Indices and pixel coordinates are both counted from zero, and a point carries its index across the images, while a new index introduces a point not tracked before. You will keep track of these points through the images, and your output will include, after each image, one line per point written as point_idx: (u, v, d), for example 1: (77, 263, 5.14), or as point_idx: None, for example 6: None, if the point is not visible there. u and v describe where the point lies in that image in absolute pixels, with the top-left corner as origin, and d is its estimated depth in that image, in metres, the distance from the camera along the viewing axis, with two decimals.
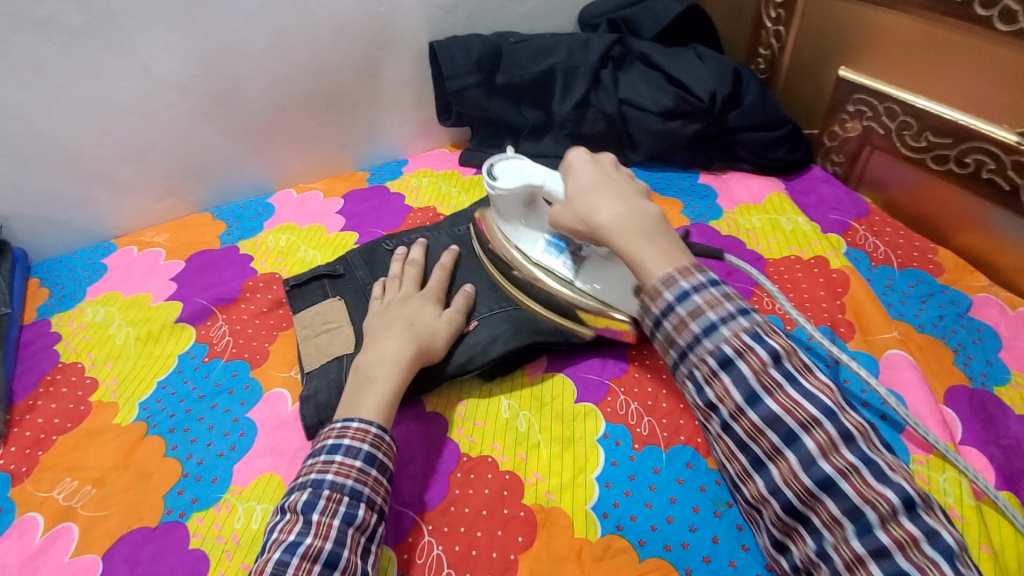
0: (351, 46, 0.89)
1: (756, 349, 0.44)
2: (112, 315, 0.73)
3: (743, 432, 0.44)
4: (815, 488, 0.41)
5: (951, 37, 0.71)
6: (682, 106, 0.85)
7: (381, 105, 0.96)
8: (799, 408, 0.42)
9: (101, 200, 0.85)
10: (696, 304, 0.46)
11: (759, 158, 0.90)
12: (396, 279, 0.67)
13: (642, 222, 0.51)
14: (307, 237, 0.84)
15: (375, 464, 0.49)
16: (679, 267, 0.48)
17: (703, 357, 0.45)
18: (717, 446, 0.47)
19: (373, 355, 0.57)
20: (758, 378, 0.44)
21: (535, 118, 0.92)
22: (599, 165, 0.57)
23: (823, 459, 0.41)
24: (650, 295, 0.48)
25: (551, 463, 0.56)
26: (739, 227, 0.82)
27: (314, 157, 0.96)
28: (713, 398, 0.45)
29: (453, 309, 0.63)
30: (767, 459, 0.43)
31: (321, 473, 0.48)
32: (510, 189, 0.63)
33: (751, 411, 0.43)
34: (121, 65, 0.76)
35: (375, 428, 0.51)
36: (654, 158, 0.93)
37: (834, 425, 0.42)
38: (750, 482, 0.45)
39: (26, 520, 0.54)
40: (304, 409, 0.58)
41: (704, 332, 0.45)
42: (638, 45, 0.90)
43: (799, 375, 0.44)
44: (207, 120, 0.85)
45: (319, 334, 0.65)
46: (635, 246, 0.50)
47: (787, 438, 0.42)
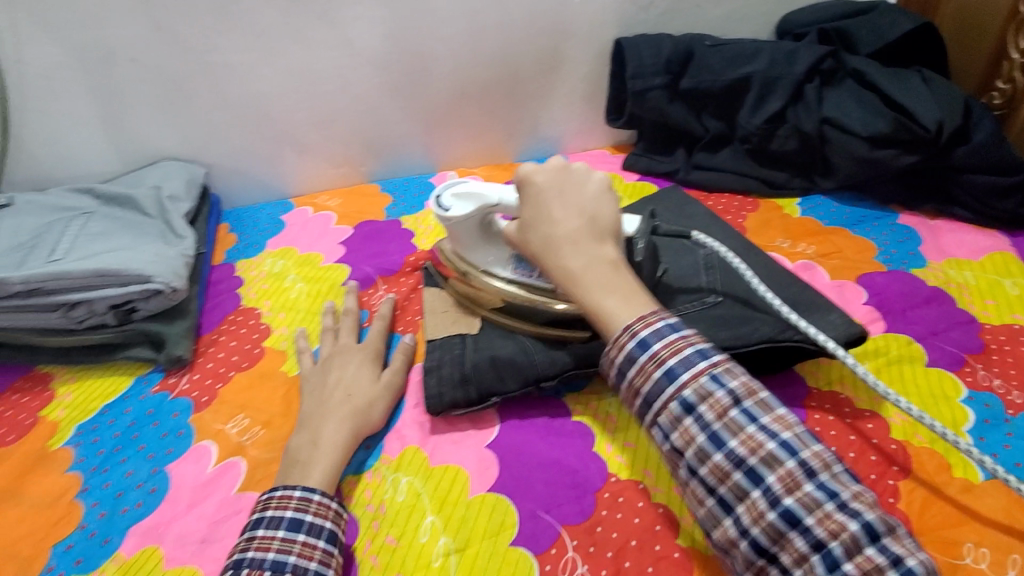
0: (536, 36, 0.88)
1: (716, 393, 0.41)
2: (288, 268, 0.78)
3: (710, 476, 0.40)
4: (780, 524, 0.38)
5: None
6: (900, 134, 0.75)
7: (553, 98, 0.95)
8: (759, 445, 0.39)
9: (288, 160, 0.91)
10: (656, 352, 0.42)
11: (981, 205, 0.77)
12: (331, 333, 0.66)
13: (593, 268, 0.49)
14: None
15: (300, 528, 0.47)
16: (637, 317, 0.45)
17: (666, 404, 0.42)
18: (685, 491, 0.43)
19: (304, 436, 0.54)
20: (718, 422, 0.40)
21: (716, 129, 0.86)
22: (556, 182, 0.54)
23: (787, 496, 0.38)
24: (613, 343, 0.44)
25: None
26: (950, 281, 0.71)
27: (479, 143, 0.97)
28: (679, 444, 0.41)
29: (392, 370, 0.62)
30: (734, 500, 0.39)
31: (242, 552, 0.46)
32: (466, 215, 0.59)
33: (715, 453, 0.40)
34: (329, 37, 0.81)
35: (300, 491, 0.49)
36: (846, 188, 0.83)
37: (793, 460, 0.39)
38: (721, 527, 0.40)
39: (202, 447, 0.59)
40: (428, 379, 0.59)
41: (669, 379, 0.42)
42: (853, 61, 0.80)
43: (760, 415, 0.40)
44: (391, 96, 0.88)
45: (447, 310, 0.66)
46: (582, 292, 0.48)
47: (750, 476, 0.39)
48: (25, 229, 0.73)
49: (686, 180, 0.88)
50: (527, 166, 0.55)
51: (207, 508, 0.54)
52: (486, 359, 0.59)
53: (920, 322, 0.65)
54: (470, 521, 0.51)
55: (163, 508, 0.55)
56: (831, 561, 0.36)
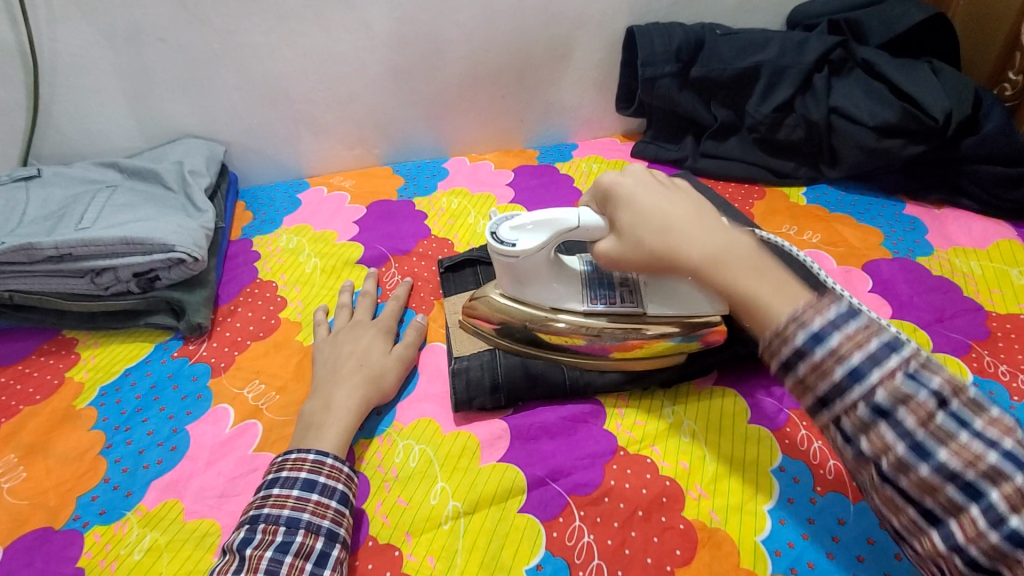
0: (550, 23, 0.89)
1: (915, 394, 0.37)
2: (303, 245, 0.80)
3: (910, 485, 0.37)
4: (1005, 546, 0.33)
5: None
6: (908, 124, 0.76)
7: (565, 85, 0.96)
8: (971, 453, 0.35)
9: (304, 141, 0.93)
10: (833, 346, 0.38)
11: (988, 196, 0.78)
12: (344, 312, 0.68)
13: (734, 249, 0.45)
14: (477, 204, 0.86)
15: (314, 489, 0.49)
16: (804, 302, 0.41)
17: (850, 409, 0.38)
18: (877, 499, 0.40)
19: (317, 402, 0.56)
20: (921, 428, 0.37)
21: (724, 117, 0.87)
22: (646, 186, 0.51)
23: (1014, 515, 0.34)
24: (777, 336, 0.41)
25: (717, 482, 0.52)
26: (955, 269, 0.71)
27: (490, 128, 0.98)
28: (868, 449, 0.38)
29: (405, 344, 0.64)
30: (943, 514, 0.36)
31: (258, 508, 0.48)
32: (540, 243, 0.55)
33: (919, 464, 0.36)
34: (348, 20, 0.83)
35: (313, 454, 0.51)
36: (853, 177, 0.84)
37: (1021, 473, 0.34)
38: (923, 537, 0.38)
39: (220, 409, 0.61)
40: (456, 383, 0.60)
41: (853, 379, 0.38)
42: (863, 51, 0.81)
43: (972, 418, 0.36)
44: (407, 80, 0.90)
45: None
46: (736, 277, 0.44)
47: (966, 490, 0.35)
48: (53, 200, 0.75)
49: (693, 167, 0.89)
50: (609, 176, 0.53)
51: (225, 466, 0.56)
52: (517, 366, 0.60)
53: (925, 309, 0.66)
54: (479, 486, 0.53)
55: (183, 465, 0.57)
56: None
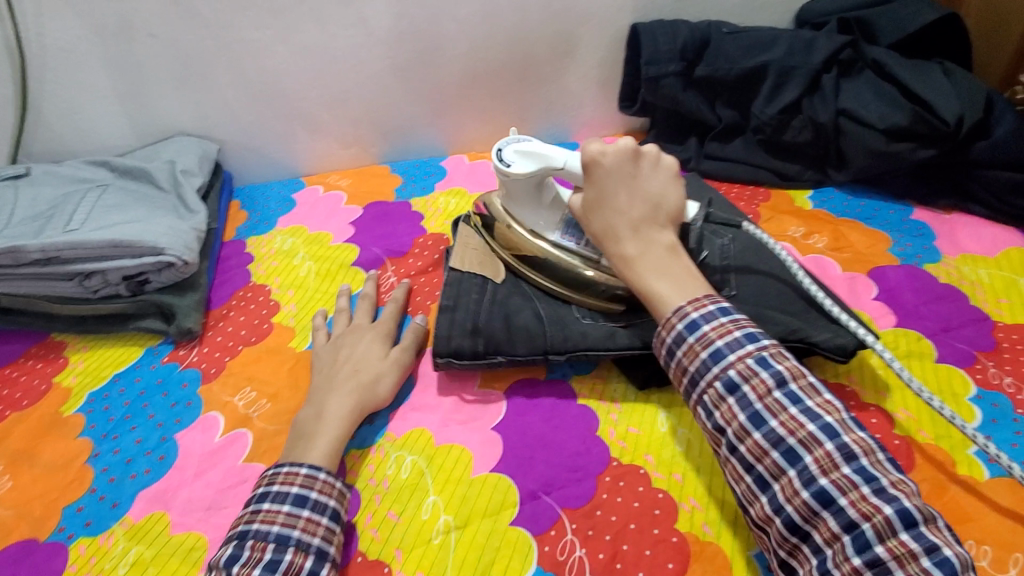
0: (551, 19, 0.87)
1: (760, 373, 0.44)
2: (297, 246, 0.79)
3: (749, 453, 0.44)
4: (813, 504, 0.40)
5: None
6: (918, 127, 0.74)
7: (566, 84, 0.94)
8: (798, 425, 0.42)
9: (299, 139, 0.91)
10: (705, 333, 0.47)
11: (1000, 202, 0.76)
12: (344, 315, 0.66)
13: (651, 255, 0.52)
14: (475, 205, 0.84)
15: (306, 504, 0.47)
16: (691, 300, 0.48)
17: (711, 382, 0.46)
18: (725, 468, 0.46)
19: (312, 408, 0.55)
20: (761, 402, 0.43)
21: (729, 118, 0.85)
22: (619, 163, 0.55)
23: (821, 476, 0.41)
24: (664, 325, 0.49)
25: (711, 493, 0.51)
26: (963, 278, 0.70)
27: (490, 128, 0.96)
28: (721, 422, 0.45)
29: (401, 348, 0.62)
30: (770, 479, 0.42)
31: (247, 524, 0.46)
32: (527, 172, 0.60)
33: (754, 431, 0.43)
34: (345, 15, 0.81)
35: (306, 468, 0.49)
36: (860, 181, 0.82)
37: (833, 442, 0.41)
38: (756, 503, 0.43)
39: (210, 417, 0.60)
40: (439, 347, 0.59)
41: (713, 359, 0.46)
42: (873, 52, 0.79)
43: (806, 398, 0.43)
44: (405, 77, 0.88)
45: (466, 286, 0.65)
46: (642, 277, 0.52)
47: (788, 455, 0.42)
48: (43, 199, 0.74)
49: (697, 169, 0.87)
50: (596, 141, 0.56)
51: (214, 476, 0.55)
52: (498, 334, 0.59)
53: (932, 318, 0.65)
54: (471, 499, 0.52)
55: (171, 475, 0.56)
56: (862, 543, 0.39)
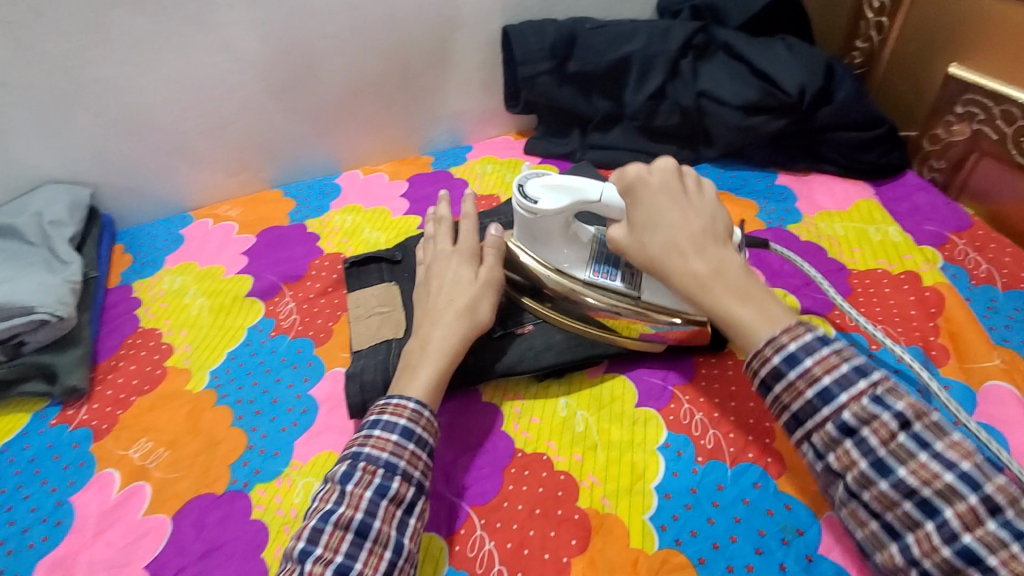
0: (422, 28, 0.88)
1: (880, 416, 0.39)
2: (188, 284, 0.76)
3: (873, 502, 0.39)
4: (956, 560, 0.36)
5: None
6: (767, 101, 0.81)
7: (451, 89, 0.95)
8: (932, 474, 0.37)
9: (180, 173, 0.88)
10: (806, 368, 0.41)
11: (848, 160, 0.83)
12: (432, 240, 0.66)
13: (727, 273, 0.46)
14: (372, 219, 0.84)
15: (411, 439, 0.50)
16: (785, 329, 0.43)
17: (819, 425, 0.40)
18: (841, 514, 0.42)
19: (418, 338, 0.57)
20: (885, 447, 0.39)
21: (605, 108, 0.89)
22: (665, 182, 0.51)
23: (966, 533, 0.36)
24: (755, 359, 0.43)
25: (608, 468, 0.54)
26: (821, 233, 0.76)
27: (381, 139, 0.96)
28: (835, 465, 0.40)
29: (489, 266, 0.60)
30: (901, 529, 0.38)
31: (360, 446, 0.49)
32: (555, 210, 0.56)
33: (880, 481, 0.39)
34: (206, 42, 0.79)
35: (414, 403, 0.51)
36: (730, 154, 0.88)
37: (976, 495, 0.36)
38: (882, 551, 0.40)
39: (105, 475, 0.58)
40: (350, 387, 0.58)
41: (822, 400, 0.40)
42: (722, 35, 0.85)
43: (935, 440, 0.38)
44: (284, 98, 0.87)
45: (369, 316, 0.66)
46: (720, 300, 0.45)
47: (923, 508, 0.37)
48: None
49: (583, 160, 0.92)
50: (636, 164, 0.52)
51: (113, 535, 0.53)
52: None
53: (796, 275, 0.71)
54: None
55: (67, 541, 0.54)
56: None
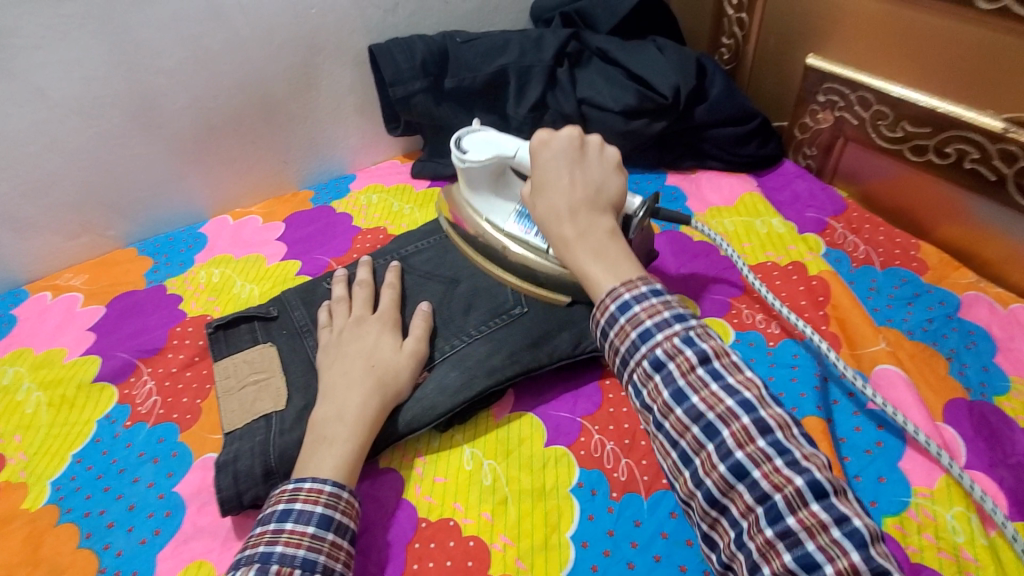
0: (279, 54, 0.80)
1: (684, 350, 0.40)
2: (21, 376, 0.65)
3: (670, 431, 0.39)
4: (730, 478, 0.37)
5: (936, 19, 0.65)
6: (645, 105, 0.80)
7: (322, 117, 0.88)
8: (719, 400, 0.38)
9: (6, 243, 0.75)
10: (633, 312, 0.41)
11: (729, 155, 0.84)
12: (344, 302, 0.61)
13: (588, 239, 0.47)
14: (243, 269, 0.75)
15: (332, 527, 0.44)
16: (622, 280, 0.43)
17: (638, 361, 0.41)
18: (646, 448, 0.42)
19: (330, 408, 0.50)
20: (685, 379, 0.39)
21: (489, 122, 0.86)
22: (562, 151, 0.52)
23: (738, 449, 0.37)
24: (599, 308, 0.43)
25: (521, 523, 0.50)
26: (713, 232, 0.76)
27: (251, 178, 0.87)
28: (647, 401, 0.41)
29: (414, 337, 0.58)
30: (692, 454, 0.39)
31: (270, 545, 0.42)
32: (481, 161, 0.61)
33: (676, 407, 0.39)
34: (12, 91, 0.67)
35: (330, 485, 0.45)
36: (620, 159, 0.87)
37: (750, 417, 0.37)
38: (678, 480, 0.40)
39: None
40: (220, 478, 0.50)
41: (642, 338, 0.41)
42: (595, 40, 0.84)
43: (728, 374, 0.39)
44: (122, 145, 0.76)
45: (244, 388, 0.58)
46: (576, 258, 0.47)
47: (707, 431, 0.38)
48: None
49: None
50: (544, 130, 0.54)
51: None
52: (293, 441, 0.52)
53: (693, 277, 0.70)
54: None
55: None
56: (774, 514, 0.35)
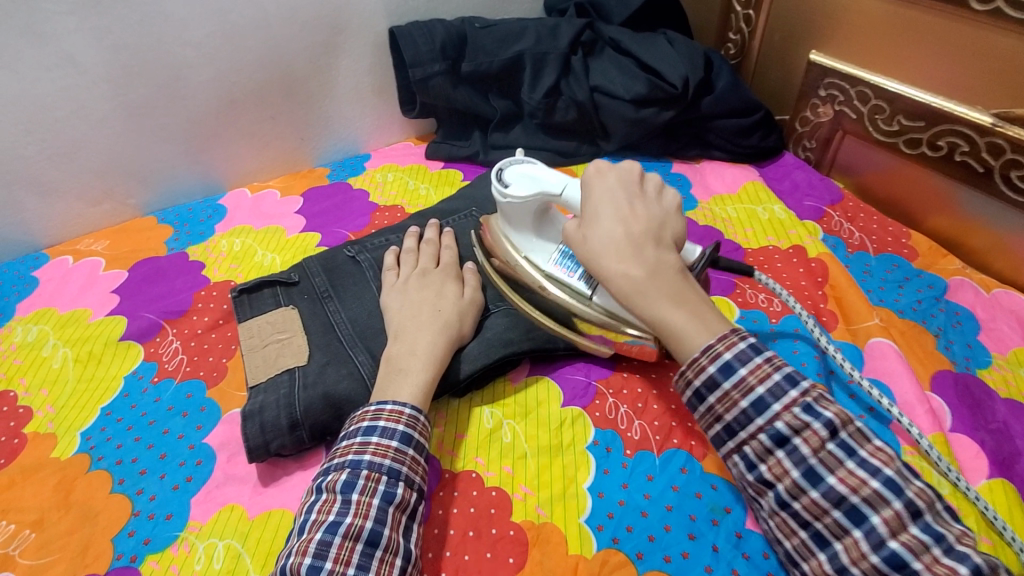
0: (301, 33, 0.82)
1: (812, 425, 0.41)
2: (46, 333, 0.66)
3: (803, 511, 0.41)
4: (884, 567, 0.38)
5: (932, 18, 0.69)
6: (655, 94, 0.84)
7: (340, 96, 0.90)
8: (860, 481, 0.40)
9: (27, 207, 0.77)
10: (741, 377, 0.42)
11: (733, 145, 0.88)
12: (412, 254, 0.65)
13: (663, 278, 0.46)
14: (264, 239, 0.77)
15: (412, 444, 0.47)
16: (719, 337, 0.44)
17: (754, 435, 0.42)
18: (773, 524, 0.44)
19: (402, 345, 0.54)
20: (815, 456, 0.40)
21: (503, 108, 0.89)
22: (621, 191, 0.50)
23: (892, 538, 0.38)
24: (689, 366, 0.44)
25: (539, 476, 0.53)
26: (716, 217, 0.80)
27: (268, 153, 0.89)
28: (767, 475, 0.42)
29: (472, 287, 0.62)
30: (830, 537, 0.40)
31: (359, 454, 0.46)
32: (523, 197, 0.56)
33: (812, 490, 0.41)
34: (41, 56, 0.68)
35: (410, 408, 0.49)
36: (628, 147, 0.91)
37: (899, 500, 0.39)
38: (812, 561, 0.41)
39: None
40: (248, 427, 0.52)
41: (755, 409, 0.42)
42: (608, 31, 0.87)
43: (860, 447, 0.40)
44: (147, 116, 0.78)
45: (267, 345, 0.60)
46: (653, 305, 0.45)
47: (851, 515, 0.39)
48: None
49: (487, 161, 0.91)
50: (598, 162, 0.52)
51: None
52: (318, 397, 0.54)
53: None
54: None
55: None
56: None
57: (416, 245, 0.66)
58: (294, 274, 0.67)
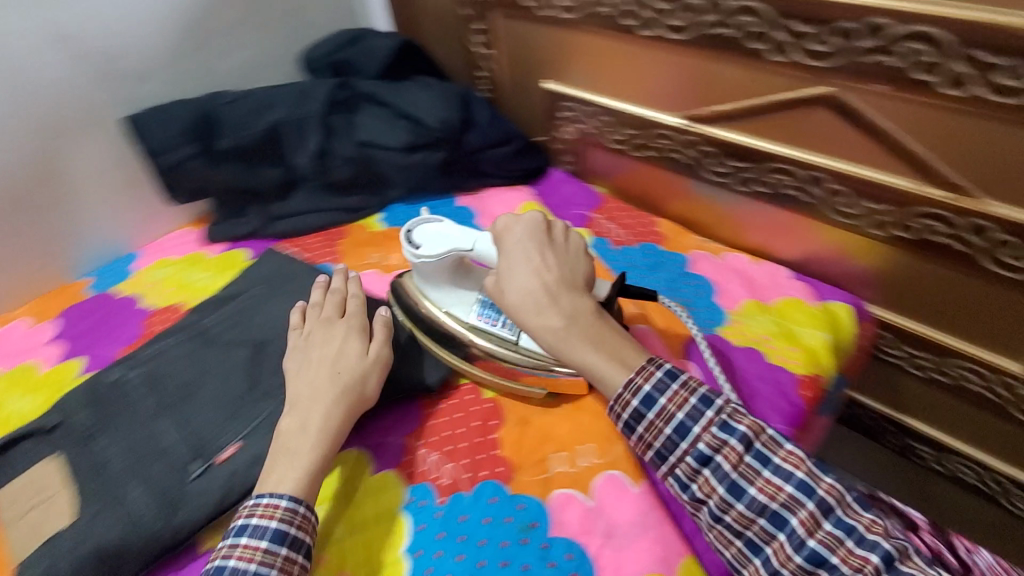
0: (10, 143, 0.74)
1: (728, 441, 0.49)
2: None
3: (734, 522, 0.49)
4: (807, 564, 0.46)
5: (612, 43, 0.78)
6: (420, 139, 0.87)
7: (88, 200, 0.82)
8: (778, 490, 0.48)
9: None
10: (662, 407, 0.52)
11: (505, 171, 0.95)
12: (317, 306, 0.64)
13: (580, 325, 0.55)
14: (17, 382, 0.70)
15: (286, 541, 0.49)
16: (637, 369, 0.54)
17: (681, 457, 0.51)
18: (710, 538, 0.50)
19: (293, 422, 0.55)
20: (736, 470, 0.49)
21: (276, 176, 0.87)
22: (527, 244, 0.59)
23: (810, 537, 0.46)
24: (618, 402, 0.53)
25: (354, 556, 0.54)
26: None
27: (10, 280, 0.80)
28: (699, 493, 0.50)
29: (379, 342, 0.61)
30: (761, 542, 0.48)
31: (224, 558, 0.48)
32: (435, 255, 0.62)
33: (737, 503, 0.48)
34: None
35: (286, 500, 0.50)
36: (413, 190, 0.94)
37: (812, 501, 0.47)
38: (748, 566, 0.49)
39: None
40: None
41: (679, 434, 0.51)
42: (361, 86, 0.88)
43: (773, 455, 0.49)
44: None
45: (27, 513, 0.54)
46: (578, 350, 0.55)
47: (775, 520, 0.47)
48: None
49: (273, 233, 0.89)
50: (505, 217, 0.61)
51: None
52: (87, 555, 0.51)
53: None
54: None
55: None
56: None
57: (324, 296, 0.66)
58: (56, 421, 0.60)
